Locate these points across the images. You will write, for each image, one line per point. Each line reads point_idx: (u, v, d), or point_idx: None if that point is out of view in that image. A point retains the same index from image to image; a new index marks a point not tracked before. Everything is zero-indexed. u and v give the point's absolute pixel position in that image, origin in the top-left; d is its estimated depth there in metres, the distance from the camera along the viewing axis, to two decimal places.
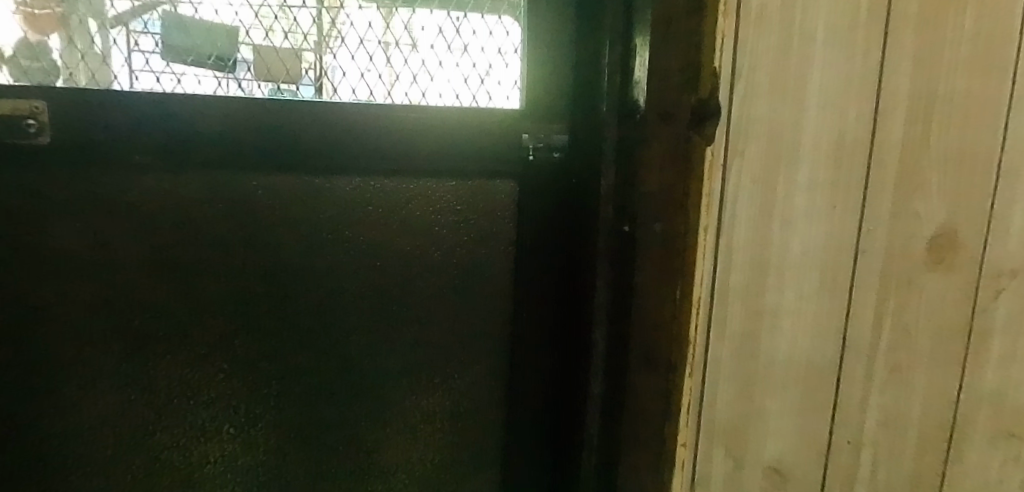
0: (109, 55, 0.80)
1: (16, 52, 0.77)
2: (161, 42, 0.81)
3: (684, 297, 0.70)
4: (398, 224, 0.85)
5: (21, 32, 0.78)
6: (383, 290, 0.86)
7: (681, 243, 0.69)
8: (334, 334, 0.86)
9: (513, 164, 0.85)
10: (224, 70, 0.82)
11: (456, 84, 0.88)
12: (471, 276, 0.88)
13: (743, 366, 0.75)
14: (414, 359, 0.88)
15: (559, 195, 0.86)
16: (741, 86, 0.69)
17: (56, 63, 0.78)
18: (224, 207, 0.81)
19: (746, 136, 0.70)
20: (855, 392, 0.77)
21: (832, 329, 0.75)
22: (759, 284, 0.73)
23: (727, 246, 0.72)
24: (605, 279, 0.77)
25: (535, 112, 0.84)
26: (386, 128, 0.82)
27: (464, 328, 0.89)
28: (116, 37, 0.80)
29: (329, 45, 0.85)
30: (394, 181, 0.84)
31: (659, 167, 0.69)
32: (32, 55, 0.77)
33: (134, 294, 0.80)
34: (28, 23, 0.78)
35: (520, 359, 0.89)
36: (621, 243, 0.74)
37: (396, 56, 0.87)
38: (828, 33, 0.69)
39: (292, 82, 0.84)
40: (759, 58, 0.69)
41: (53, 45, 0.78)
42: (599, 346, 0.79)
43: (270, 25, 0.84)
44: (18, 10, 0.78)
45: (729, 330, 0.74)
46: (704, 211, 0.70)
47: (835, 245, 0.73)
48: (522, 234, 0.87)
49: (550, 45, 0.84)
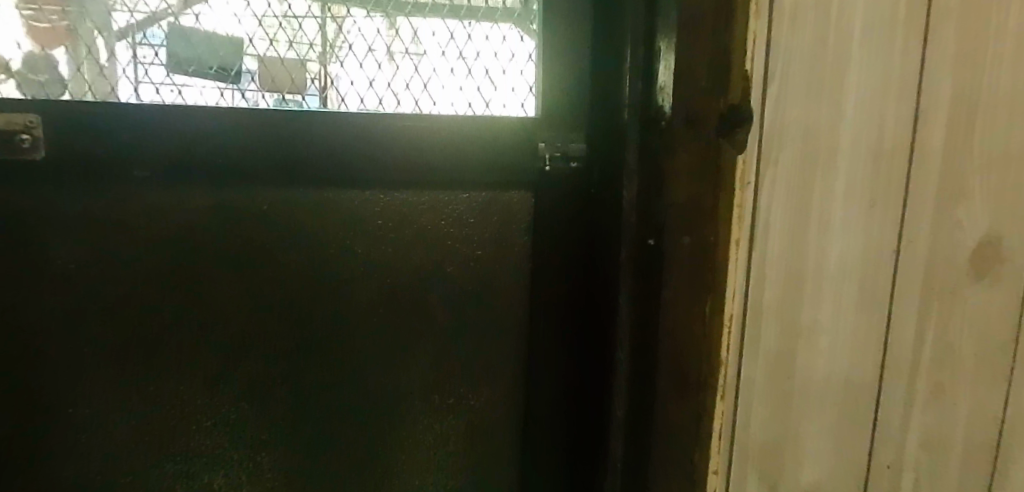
0: (111, 67, 0.76)
1: (22, 66, 0.73)
2: (165, 55, 0.77)
3: (713, 313, 0.66)
4: (410, 239, 0.82)
5: (32, 46, 0.74)
6: (395, 308, 0.82)
7: (711, 257, 0.65)
8: (342, 355, 0.82)
9: (528, 174, 0.82)
10: (227, 81, 0.79)
11: (468, 92, 0.84)
12: (486, 291, 0.84)
13: (778, 386, 0.70)
14: (427, 380, 0.84)
15: (577, 206, 0.82)
16: (775, 89, 0.65)
17: (63, 75, 0.75)
18: (226, 223, 0.77)
19: (780, 142, 0.66)
20: (895, 413, 0.73)
21: (871, 346, 0.71)
22: (795, 299, 0.69)
23: (761, 260, 0.67)
24: (627, 295, 0.74)
25: (552, 121, 0.81)
26: (397, 139, 0.78)
27: (479, 345, 0.84)
28: (119, 50, 0.76)
29: (335, 54, 0.81)
30: (405, 195, 0.81)
31: (686, 178, 0.66)
32: (38, 70, 0.74)
33: (135, 316, 0.76)
34: (32, 36, 0.74)
35: (539, 378, 0.85)
36: (647, 257, 0.71)
37: (405, 64, 0.83)
38: (866, 32, 0.65)
39: (299, 92, 0.80)
40: (793, 60, 0.65)
41: (59, 58, 0.75)
42: (623, 364, 0.76)
43: (274, 34, 0.80)
44: (25, 22, 0.74)
45: (764, 348, 0.69)
46: (737, 222, 0.65)
47: (874, 257, 0.69)
48: (538, 247, 0.83)
49: (567, 50, 0.80)
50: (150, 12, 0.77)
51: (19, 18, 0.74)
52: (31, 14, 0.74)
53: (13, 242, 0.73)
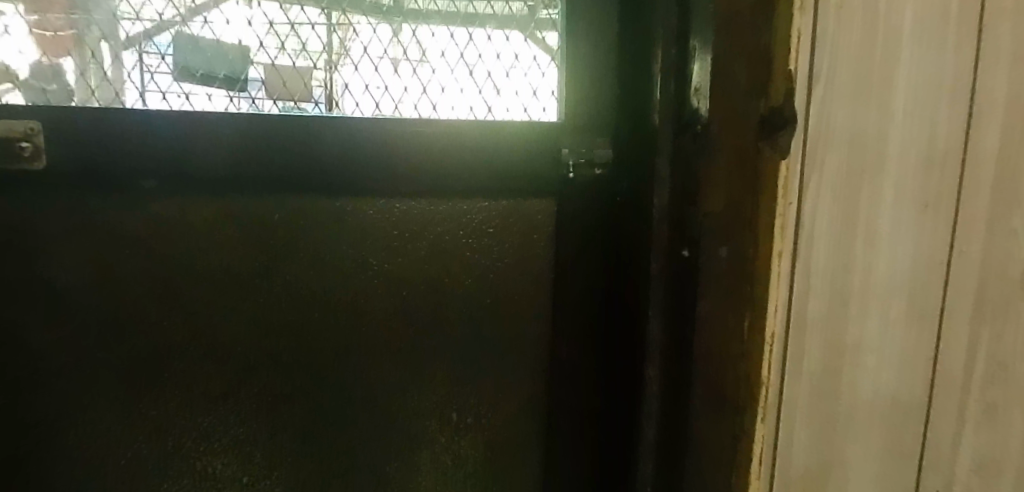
0: (116, 74, 0.73)
1: (29, 75, 0.71)
2: (171, 63, 0.73)
3: (753, 330, 0.63)
4: (428, 250, 0.78)
5: (35, 53, 0.71)
6: (412, 323, 0.78)
7: (749, 270, 0.63)
8: (358, 372, 0.78)
9: (552, 182, 0.78)
10: (235, 88, 0.75)
11: (488, 96, 0.81)
12: (507, 304, 0.80)
13: (822, 407, 0.66)
14: (445, 397, 0.80)
15: (602, 216, 0.78)
16: (819, 91, 0.61)
17: (72, 84, 0.71)
18: (235, 234, 0.73)
19: (825, 147, 0.61)
20: (945, 434, 0.68)
21: (920, 364, 0.66)
22: (841, 313, 0.64)
23: (805, 274, 0.63)
24: (659, 310, 0.69)
25: (577, 126, 0.77)
26: (413, 145, 0.74)
27: (499, 361, 0.80)
28: (127, 58, 0.73)
29: (348, 58, 0.78)
30: (422, 203, 0.77)
31: (726, 185, 0.63)
32: (45, 78, 0.71)
33: (140, 333, 0.73)
34: (42, 45, 0.71)
35: (562, 394, 0.81)
36: (680, 268, 0.66)
37: (422, 69, 0.79)
38: (916, 29, 0.61)
39: (312, 96, 0.77)
40: (839, 60, 0.61)
41: (66, 66, 0.71)
42: (652, 384, 0.71)
43: (285, 39, 0.76)
44: (31, 30, 0.71)
45: (807, 367, 0.65)
46: (778, 233, 0.62)
47: (924, 269, 0.65)
48: (561, 257, 0.79)
49: (591, 51, 0.76)
50: (156, 20, 0.73)
51: (27, 26, 0.71)
52: (38, 22, 0.71)
53: (13, 259, 0.69)
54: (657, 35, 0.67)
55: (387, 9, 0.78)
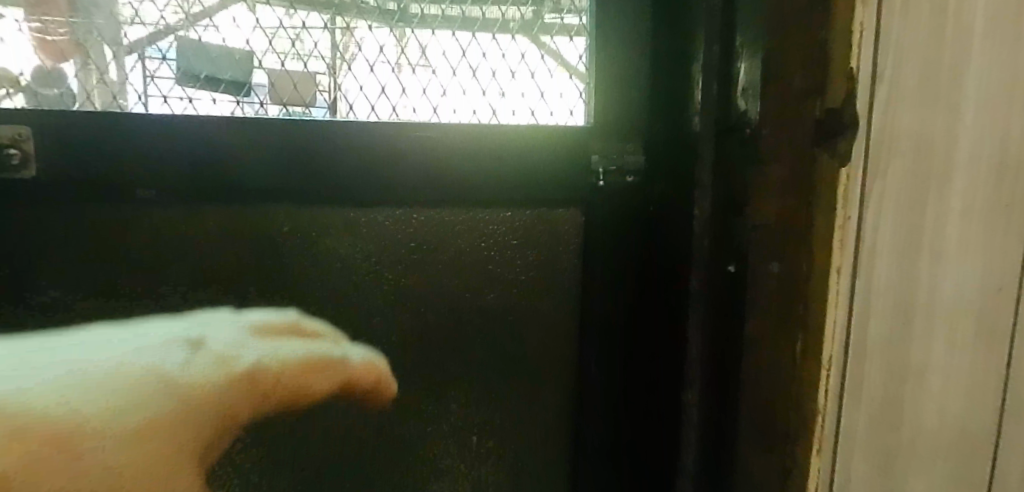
0: (118, 78, 0.66)
1: (32, 81, 0.64)
2: (174, 67, 0.68)
3: (806, 354, 0.58)
4: (446, 264, 0.72)
5: (34, 56, 0.65)
6: (429, 342, 0.73)
7: (801, 288, 0.58)
8: (371, 395, 0.72)
9: (580, 190, 0.73)
10: (241, 93, 0.69)
11: (512, 98, 0.75)
12: (531, 323, 0.74)
13: (882, 437, 0.60)
14: (465, 420, 0.74)
15: (634, 227, 0.73)
16: (883, 91, 0.55)
17: (73, 89, 0.65)
18: (241, 246, 0.67)
19: (889, 153, 0.56)
20: (1015, 466, 0.62)
21: (989, 389, 0.61)
22: (903, 336, 0.58)
23: (866, 292, 0.57)
24: (699, 328, 0.64)
25: (606, 131, 0.72)
26: (432, 153, 0.69)
27: (522, 382, 0.75)
28: (132, 64, 0.67)
29: (364, 60, 0.72)
30: (441, 213, 0.71)
31: (778, 195, 0.57)
32: (47, 82, 0.65)
33: (133, 359, 0.64)
34: (41, 48, 0.65)
35: (588, 415, 0.75)
36: (725, 286, 0.61)
37: (441, 69, 0.74)
38: (989, 25, 0.56)
39: (323, 100, 0.70)
40: (905, 57, 0.55)
41: (68, 71, 0.65)
42: (693, 410, 0.65)
43: (295, 41, 0.71)
44: (29, 31, 0.65)
45: (867, 394, 0.59)
46: (838, 250, 0.57)
47: (994, 286, 0.59)
48: (589, 271, 0.74)
49: (621, 52, 0.71)
50: (160, 25, 0.68)
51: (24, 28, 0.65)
52: (42, 27, 0.65)
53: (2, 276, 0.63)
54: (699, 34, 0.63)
55: (404, 9, 0.72)
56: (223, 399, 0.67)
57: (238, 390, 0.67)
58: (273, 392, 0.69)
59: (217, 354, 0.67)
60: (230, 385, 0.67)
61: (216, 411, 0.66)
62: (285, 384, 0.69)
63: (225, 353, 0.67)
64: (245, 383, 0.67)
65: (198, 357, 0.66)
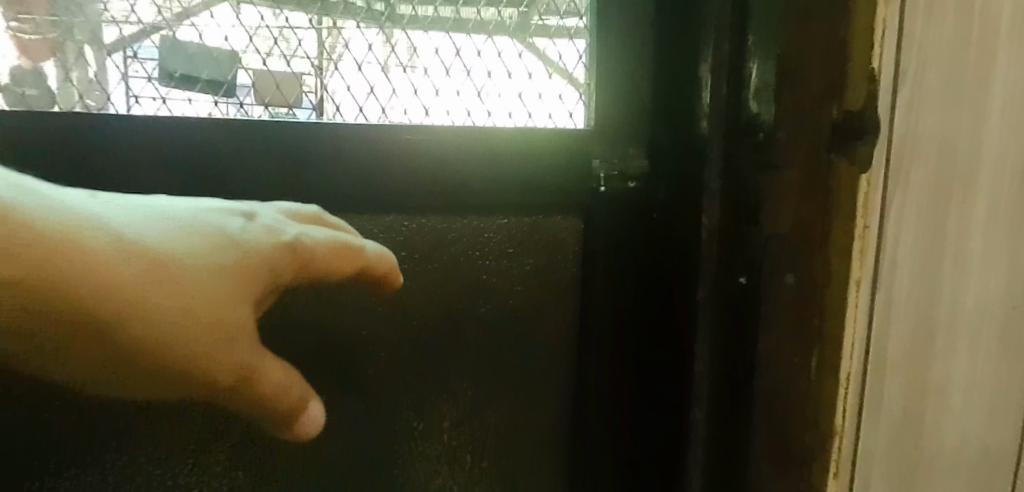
0: (99, 78, 0.62)
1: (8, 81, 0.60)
2: (151, 66, 0.63)
3: (823, 369, 0.55)
4: (440, 272, 0.69)
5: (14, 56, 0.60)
6: (422, 355, 0.69)
7: (817, 299, 0.54)
8: (360, 413, 0.67)
9: (580, 195, 0.70)
10: (221, 92, 0.65)
11: (508, 100, 0.71)
12: (529, 337, 0.71)
13: (903, 458, 0.56)
14: (460, 438, 0.71)
15: (634, 236, 0.70)
16: (906, 94, 0.52)
17: (53, 90, 0.60)
18: None
19: (912, 158, 0.52)
20: None
21: (1013, 405, 0.57)
22: (925, 350, 0.55)
23: (886, 306, 0.54)
24: (707, 343, 0.61)
25: (607, 134, 0.69)
26: (428, 156, 0.66)
27: (520, 395, 0.71)
28: (113, 65, 0.62)
29: (352, 60, 0.68)
30: (431, 220, 0.68)
31: (795, 202, 0.54)
32: (25, 82, 0.60)
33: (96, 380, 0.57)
34: (18, 45, 0.60)
35: (584, 429, 0.72)
36: (735, 297, 0.59)
37: (434, 69, 0.70)
38: (1015, 24, 0.53)
39: (309, 101, 0.66)
40: (930, 58, 0.51)
41: (49, 71, 0.61)
42: (699, 428, 0.62)
43: (278, 39, 0.66)
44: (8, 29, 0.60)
45: (887, 413, 0.55)
46: (858, 259, 0.53)
47: (1018, 297, 0.56)
48: (590, 278, 0.71)
49: (623, 51, 0.68)
50: (143, 24, 0.63)
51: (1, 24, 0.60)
52: (18, 25, 0.60)
53: None
54: (710, 36, 0.60)
55: (395, 9, 0.68)
56: (266, 268, 0.44)
57: (287, 269, 0.46)
58: (301, 277, 0.48)
59: (273, 223, 0.47)
60: (271, 254, 0.45)
61: (269, 281, 0.44)
62: (320, 267, 0.49)
63: (292, 212, 0.54)
64: (296, 260, 0.47)
65: (256, 224, 0.46)
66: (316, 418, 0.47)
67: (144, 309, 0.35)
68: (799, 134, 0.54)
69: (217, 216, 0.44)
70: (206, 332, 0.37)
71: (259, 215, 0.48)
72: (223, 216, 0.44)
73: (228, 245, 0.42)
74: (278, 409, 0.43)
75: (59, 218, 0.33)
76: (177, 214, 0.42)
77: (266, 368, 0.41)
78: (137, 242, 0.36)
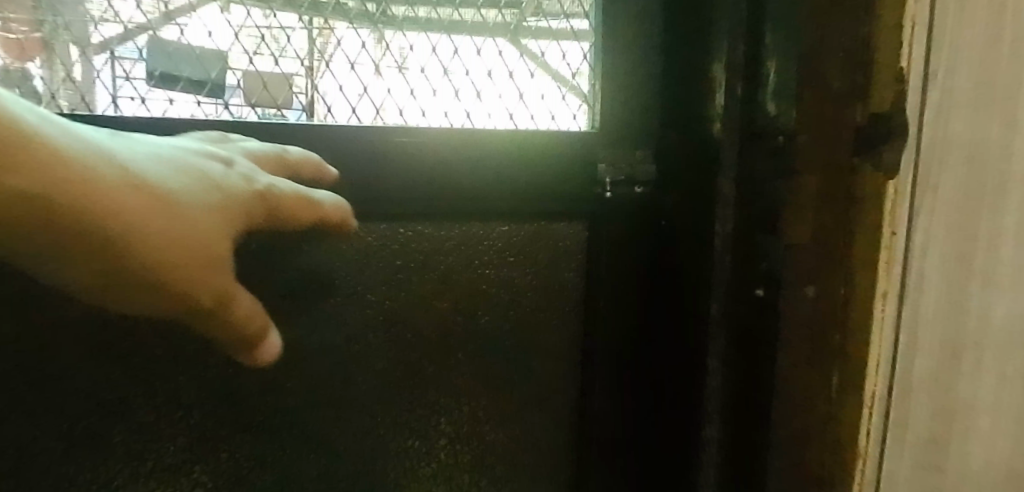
0: (84, 77, 0.58)
1: None
2: (137, 66, 0.59)
3: (845, 389, 0.52)
4: (437, 282, 0.65)
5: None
6: (419, 369, 0.65)
7: (840, 314, 0.51)
8: (353, 428, 0.64)
9: (584, 202, 0.67)
10: (206, 92, 0.61)
11: (509, 101, 0.68)
12: (529, 351, 0.68)
13: (925, 480, 0.53)
14: (458, 456, 0.67)
15: (640, 245, 0.67)
16: (935, 97, 0.49)
17: (36, 89, 0.58)
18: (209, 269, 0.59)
19: (940, 165, 0.50)
20: None
21: None
22: (952, 366, 0.52)
23: (912, 319, 0.51)
24: (719, 358, 0.57)
25: (613, 138, 0.66)
26: (426, 161, 0.62)
27: (521, 411, 0.68)
28: (99, 65, 0.59)
29: (344, 59, 0.64)
30: (425, 227, 0.64)
31: (816, 211, 0.51)
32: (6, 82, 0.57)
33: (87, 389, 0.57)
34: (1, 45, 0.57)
35: (587, 449, 0.68)
36: (752, 311, 0.54)
37: (431, 69, 0.66)
38: None
39: (300, 103, 0.63)
40: (960, 59, 0.49)
41: (33, 71, 0.58)
42: (711, 450, 0.58)
43: (268, 38, 0.63)
44: None
45: (911, 432, 0.53)
46: (884, 271, 0.51)
47: None
48: (593, 290, 0.67)
49: (631, 51, 0.65)
50: (132, 23, 0.59)
51: None
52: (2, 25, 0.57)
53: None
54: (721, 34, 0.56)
55: (390, 8, 0.64)
56: (247, 217, 0.48)
57: (257, 216, 0.50)
58: (272, 221, 0.52)
59: (250, 169, 0.49)
60: (247, 204, 0.48)
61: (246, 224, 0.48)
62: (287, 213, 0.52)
63: (258, 152, 0.55)
64: (265, 205, 0.50)
65: (234, 171, 0.48)
66: (272, 349, 0.49)
67: (149, 232, 0.37)
68: (822, 138, 0.50)
69: (199, 159, 0.45)
70: (193, 260, 0.40)
71: (234, 161, 0.49)
72: (204, 159, 0.46)
73: (215, 189, 0.44)
74: (242, 334, 0.46)
75: (81, 150, 0.36)
76: (166, 156, 0.43)
77: (239, 293, 0.44)
78: (142, 174, 0.38)
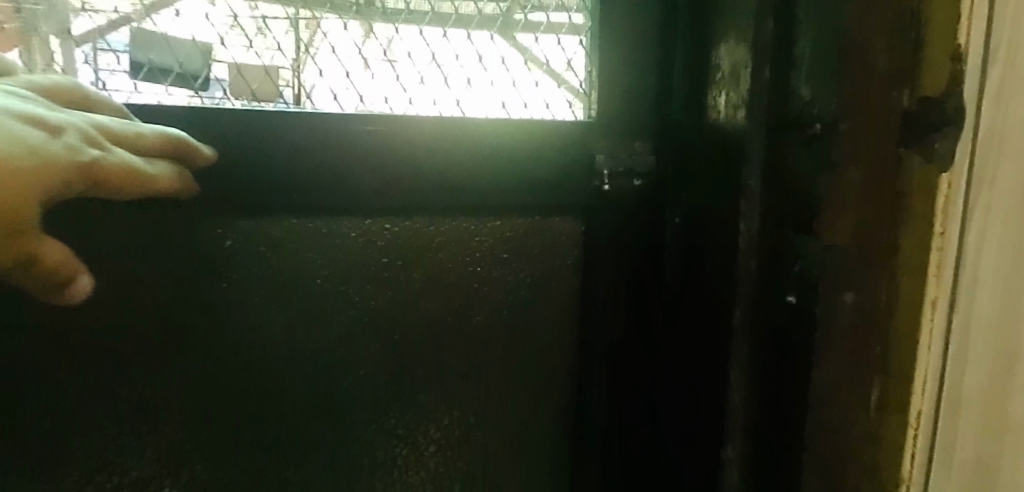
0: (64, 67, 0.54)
1: None
2: (110, 54, 0.55)
3: (886, 404, 0.47)
4: (425, 283, 0.60)
5: None
6: (406, 374, 0.60)
7: (881, 321, 0.46)
8: (334, 434, 0.60)
9: (583, 195, 0.61)
10: (178, 81, 0.56)
11: (501, 88, 0.62)
12: (526, 357, 0.63)
13: None
14: (447, 466, 0.63)
15: (643, 242, 0.62)
16: (997, 77, 0.43)
17: None
18: (178, 263, 0.55)
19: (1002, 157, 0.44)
20: None
21: None
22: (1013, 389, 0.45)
23: (964, 331, 0.45)
24: (742, 371, 0.52)
25: (614, 126, 0.60)
26: (412, 149, 0.57)
27: (516, 421, 0.63)
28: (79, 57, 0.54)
29: (332, 47, 0.58)
30: (414, 221, 0.59)
31: (855, 203, 0.45)
32: None
33: (59, 384, 0.54)
34: None
35: (586, 452, 0.64)
36: (783, 320, 0.49)
37: (417, 53, 0.60)
38: None
39: (287, 96, 0.57)
40: None
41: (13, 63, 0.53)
42: (731, 472, 0.53)
43: (242, 23, 0.57)
44: None
45: (959, 460, 0.46)
46: (935, 275, 0.46)
47: None
48: (592, 290, 0.62)
49: (634, 37, 0.60)
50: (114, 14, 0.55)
51: None
52: None
53: None
54: (742, 17, 0.51)
55: None
56: (58, 179, 0.45)
57: (75, 182, 0.46)
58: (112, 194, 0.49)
59: (80, 139, 0.47)
60: (60, 172, 0.45)
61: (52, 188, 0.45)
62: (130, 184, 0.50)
63: (106, 128, 0.49)
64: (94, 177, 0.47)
65: (56, 140, 0.45)
66: (85, 284, 0.49)
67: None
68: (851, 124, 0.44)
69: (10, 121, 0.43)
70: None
71: (64, 128, 0.46)
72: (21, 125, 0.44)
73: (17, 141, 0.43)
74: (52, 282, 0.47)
75: None
76: None
77: (51, 246, 0.46)
78: None
